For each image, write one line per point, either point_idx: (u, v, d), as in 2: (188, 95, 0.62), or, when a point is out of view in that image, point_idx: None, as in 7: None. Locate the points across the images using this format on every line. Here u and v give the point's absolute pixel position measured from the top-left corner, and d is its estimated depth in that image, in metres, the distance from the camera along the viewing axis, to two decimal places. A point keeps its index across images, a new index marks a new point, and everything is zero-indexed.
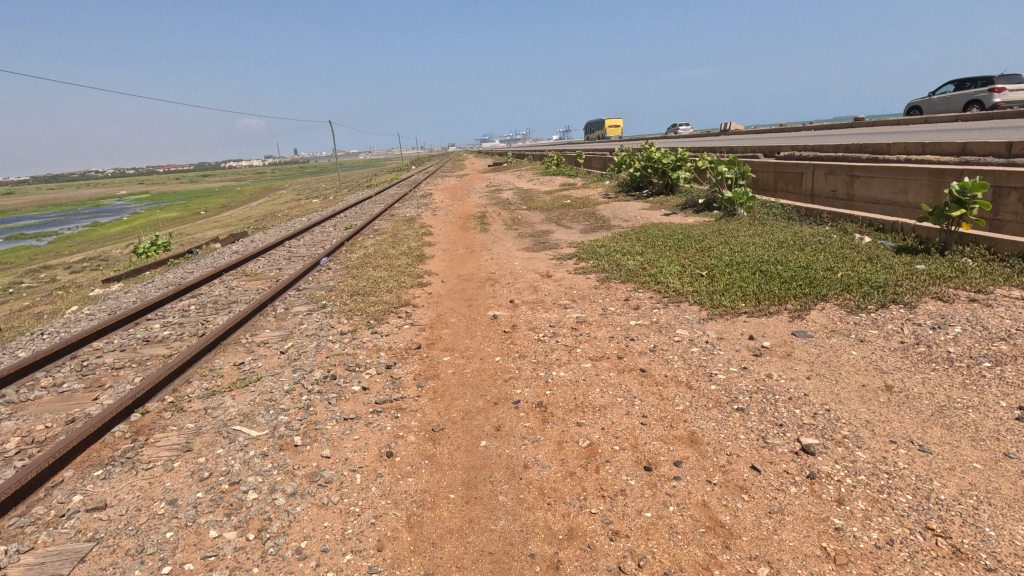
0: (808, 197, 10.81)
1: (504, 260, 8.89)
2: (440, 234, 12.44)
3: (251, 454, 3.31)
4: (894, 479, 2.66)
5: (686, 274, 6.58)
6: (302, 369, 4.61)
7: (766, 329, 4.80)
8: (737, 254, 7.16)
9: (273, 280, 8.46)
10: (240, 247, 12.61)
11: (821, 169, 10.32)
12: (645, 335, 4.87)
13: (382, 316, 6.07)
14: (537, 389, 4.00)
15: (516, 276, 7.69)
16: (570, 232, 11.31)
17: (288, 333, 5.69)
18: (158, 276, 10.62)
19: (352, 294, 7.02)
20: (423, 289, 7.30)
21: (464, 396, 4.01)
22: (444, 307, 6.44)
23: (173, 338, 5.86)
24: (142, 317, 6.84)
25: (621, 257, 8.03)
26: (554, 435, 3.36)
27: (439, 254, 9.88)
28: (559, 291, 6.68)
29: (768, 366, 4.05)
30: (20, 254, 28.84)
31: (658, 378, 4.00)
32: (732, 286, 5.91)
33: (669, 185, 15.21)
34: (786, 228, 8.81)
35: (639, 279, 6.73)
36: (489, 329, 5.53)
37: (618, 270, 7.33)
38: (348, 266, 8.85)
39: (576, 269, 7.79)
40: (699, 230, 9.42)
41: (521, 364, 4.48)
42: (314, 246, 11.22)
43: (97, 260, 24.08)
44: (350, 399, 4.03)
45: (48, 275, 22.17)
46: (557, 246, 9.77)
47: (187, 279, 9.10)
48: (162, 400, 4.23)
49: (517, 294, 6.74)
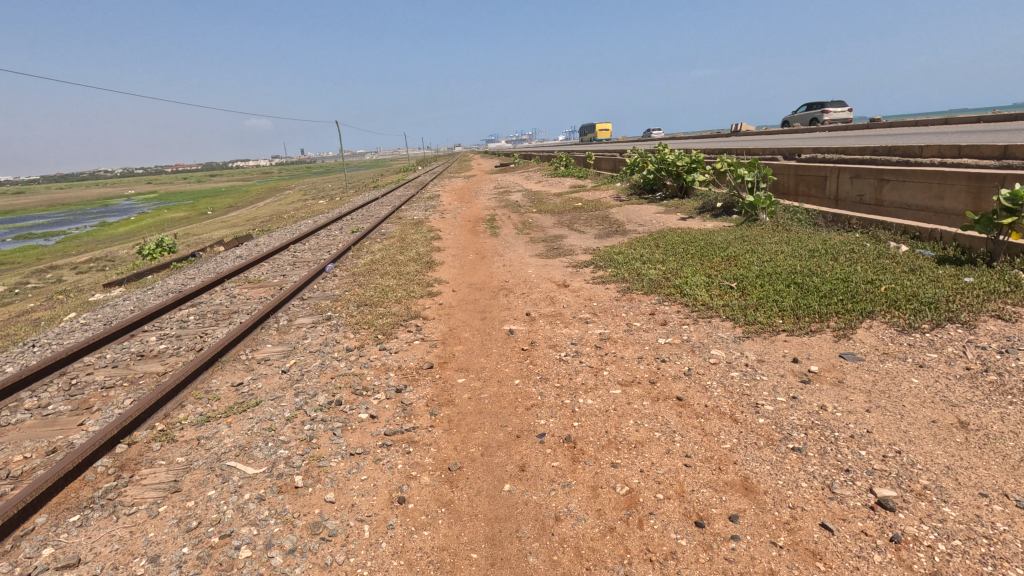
0: (832, 202, 10.38)
1: (518, 267, 8.55)
2: (449, 238, 12.11)
3: (246, 498, 2.95)
4: (996, 546, 2.25)
5: (713, 285, 6.18)
6: (305, 392, 4.24)
7: (811, 350, 4.39)
8: (767, 264, 6.75)
9: (277, 287, 8.12)
10: (244, 250, 12.31)
11: (847, 172, 9.89)
12: (677, 356, 4.49)
13: (391, 330, 5.70)
14: (563, 420, 3.62)
15: (531, 285, 7.34)
16: (584, 237, 10.92)
17: (290, 348, 5.34)
18: (160, 281, 10.33)
19: (359, 304, 6.66)
20: (434, 299, 6.95)
21: (482, 427, 3.63)
22: (457, 319, 6.08)
23: (169, 353, 5.52)
24: (140, 328, 6.52)
25: (641, 265, 7.65)
26: (587, 479, 2.97)
27: (449, 260, 9.53)
28: (578, 303, 6.30)
29: (820, 395, 3.64)
30: (27, 254, 28.73)
31: (698, 408, 3.61)
32: (766, 299, 5.51)
33: (683, 188, 14.79)
34: (815, 235, 8.38)
35: (663, 289, 6.35)
36: (506, 346, 5.15)
37: (640, 279, 6.94)
38: (355, 273, 8.51)
39: (594, 278, 7.40)
40: (721, 236, 9.00)
41: (543, 388, 4.10)
42: (320, 251, 10.90)
43: (104, 261, 23.92)
44: (356, 430, 3.66)
45: (55, 276, 22.00)
46: (572, 252, 9.40)
47: (188, 286, 8.78)
48: (152, 427, 3.87)
49: (534, 305, 6.37)
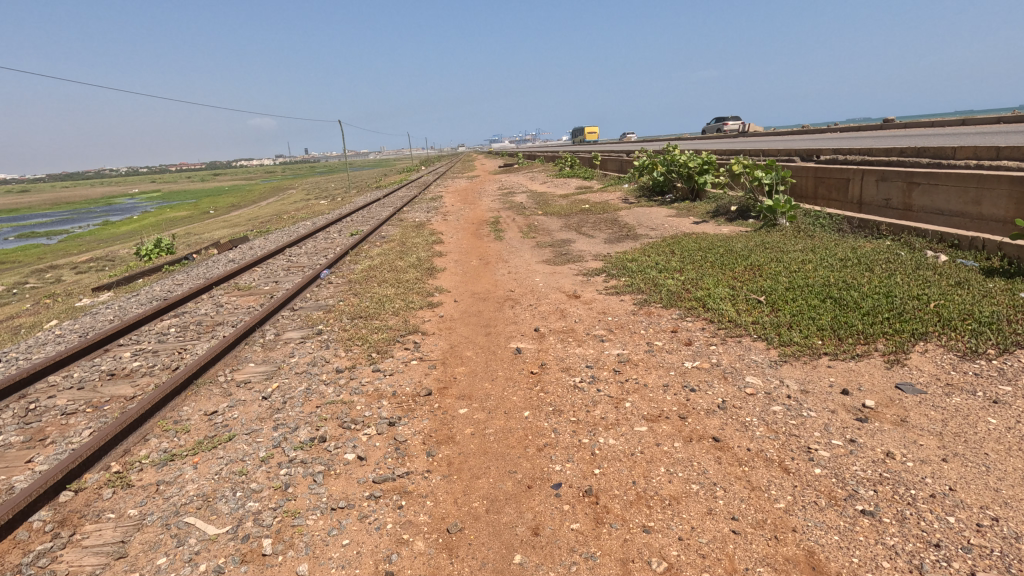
0: (855, 206, 9.85)
1: (524, 275, 8.02)
2: (451, 242, 11.56)
3: (203, 570, 2.44)
4: None
5: (740, 299, 5.67)
6: (286, 425, 3.73)
7: (862, 379, 3.85)
8: (795, 275, 6.23)
9: (268, 296, 7.63)
10: (237, 254, 11.81)
11: (873, 174, 9.36)
12: (707, 385, 3.97)
13: (387, 347, 5.20)
14: (582, 466, 3.10)
15: (538, 296, 6.81)
16: (593, 242, 10.37)
17: (275, 369, 4.83)
18: (147, 286, 9.84)
19: (353, 317, 6.16)
20: (434, 311, 6.43)
21: (487, 473, 3.12)
22: (459, 335, 5.56)
23: (142, 373, 5.02)
24: (115, 341, 6.03)
25: (657, 273, 7.13)
26: (614, 550, 2.46)
27: (452, 265, 9.04)
28: (591, 318, 5.77)
29: (882, 439, 3.11)
30: (26, 253, 28.26)
31: (739, 453, 3.10)
32: (801, 316, 5.00)
33: (694, 190, 14.25)
34: (842, 242, 7.83)
35: (685, 303, 5.84)
36: (513, 367, 4.64)
37: (657, 290, 6.43)
38: (351, 280, 8.01)
39: (607, 288, 6.90)
40: (740, 243, 8.46)
41: (557, 424, 3.58)
42: (315, 255, 10.40)
43: (103, 260, 23.56)
44: (341, 475, 3.15)
45: (51, 276, 21.57)
46: (581, 259, 8.86)
47: (174, 293, 8.28)
48: (107, 469, 3.36)
49: (543, 319, 5.85)
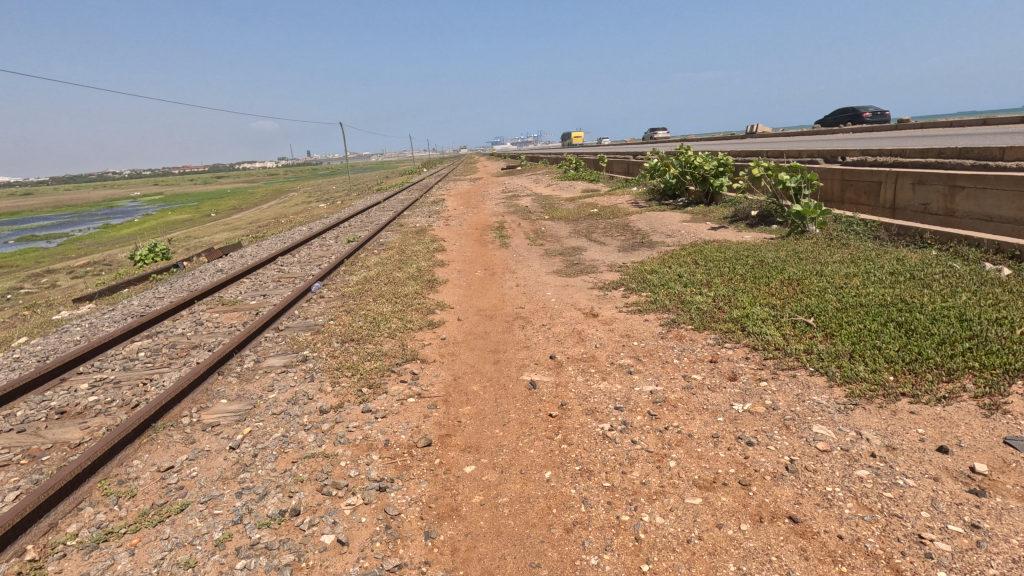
0: (888, 211, 9.16)
1: (534, 289, 7.33)
2: (454, 249, 10.86)
3: None
4: None
5: (784, 321, 4.99)
6: (252, 490, 3.04)
7: (959, 430, 3.14)
8: (842, 291, 5.54)
9: (252, 313, 6.93)
10: (227, 262, 11.14)
11: (908, 177, 8.68)
12: (766, 437, 3.26)
13: (380, 380, 4.50)
14: (624, 561, 2.41)
15: (551, 314, 6.12)
16: (606, 250, 9.68)
17: (249, 408, 4.14)
18: (127, 299, 9.16)
19: (344, 340, 5.46)
20: (435, 333, 5.73)
21: (502, 569, 2.42)
22: (463, 363, 4.86)
23: (96, 411, 4.32)
24: (75, 369, 5.34)
25: (683, 288, 6.45)
26: None
27: (454, 277, 8.35)
28: (613, 343, 5.07)
29: (1014, 522, 2.40)
30: (25, 256, 27.71)
31: (828, 542, 2.40)
32: (863, 342, 4.30)
33: (709, 193, 13.53)
34: (884, 253, 7.12)
35: (720, 325, 5.17)
36: (527, 407, 3.94)
37: (686, 308, 5.75)
38: (344, 294, 7.32)
39: (628, 305, 6.20)
40: (769, 252, 7.75)
41: (587, 493, 2.89)
42: (308, 265, 9.72)
43: (99, 265, 22.97)
44: (316, 569, 2.45)
45: (47, 281, 20.97)
46: (595, 269, 8.16)
47: (152, 308, 7.59)
48: (20, 557, 2.66)
49: (559, 344, 5.16)
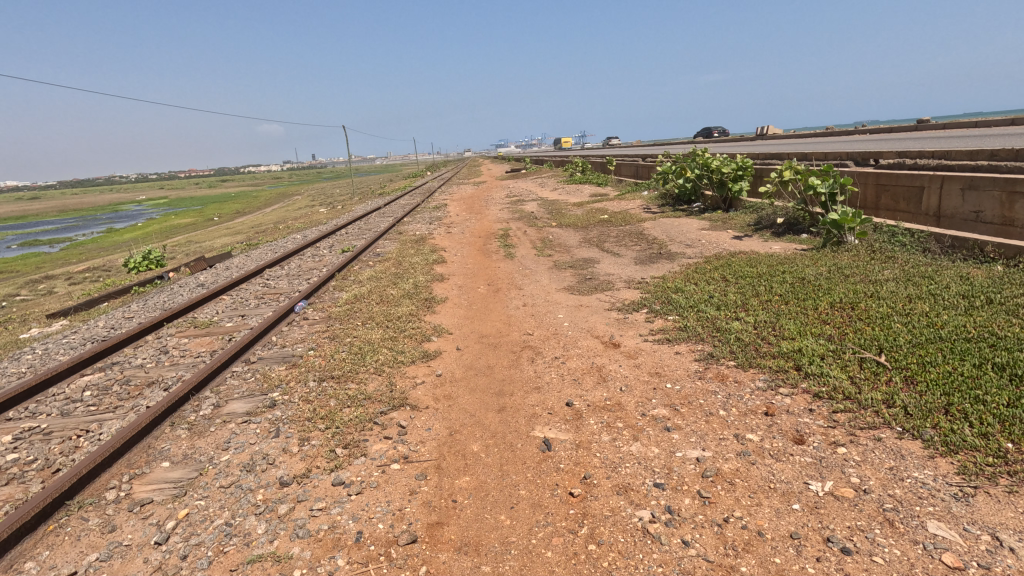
0: (932, 219, 8.32)
1: (544, 310, 6.50)
2: (455, 260, 10.06)
3: None
4: None
5: (847, 357, 4.13)
6: None
7: None
8: (910, 319, 4.66)
9: (224, 339, 6.13)
10: (211, 275, 10.38)
11: (957, 182, 7.83)
12: (867, 541, 2.41)
13: (360, 438, 3.68)
14: None
15: (564, 343, 5.29)
16: (622, 262, 8.82)
17: (193, 477, 3.32)
18: (98, 317, 8.39)
19: (322, 379, 4.64)
20: (430, 367, 4.91)
21: None
22: (462, 411, 4.04)
23: (7, 478, 3.51)
24: (5, 415, 4.53)
25: (715, 311, 5.62)
26: None
27: (454, 294, 7.55)
28: (641, 385, 4.23)
29: None
30: (28, 261, 27.31)
31: None
32: (957, 391, 3.44)
33: (727, 198, 12.65)
34: (942, 269, 6.25)
35: (768, 361, 4.34)
36: (539, 482, 3.11)
37: (723, 338, 4.91)
38: (330, 316, 6.52)
39: (653, 332, 5.38)
40: (807, 267, 6.89)
41: None
42: (295, 280, 8.92)
43: (100, 270, 22.42)
44: None
45: (45, 287, 20.30)
46: (612, 286, 7.31)
47: (117, 331, 6.82)
48: None
49: (575, 385, 4.33)
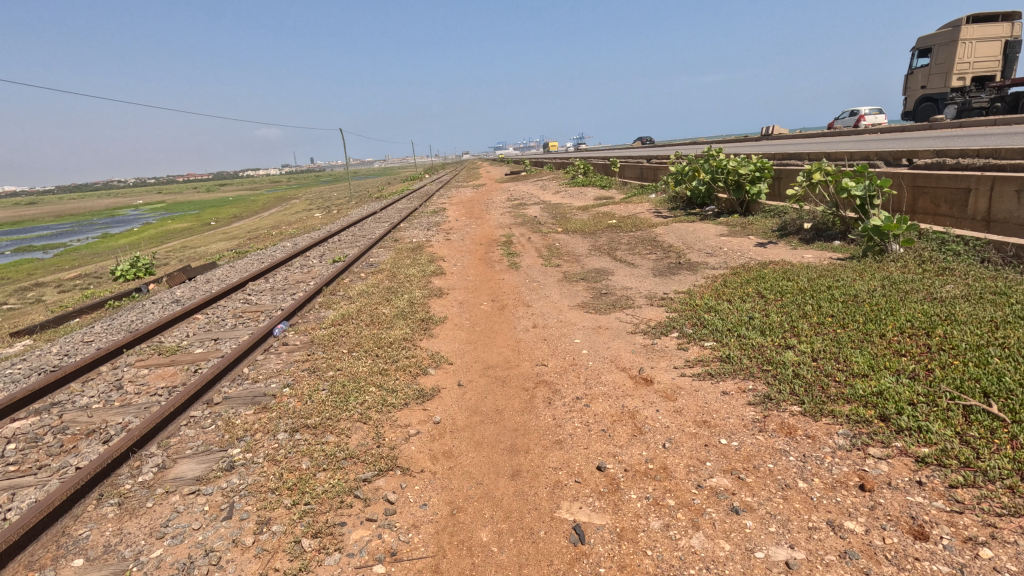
0: (981, 224, 7.51)
1: (557, 333, 5.67)
2: (455, 271, 9.24)
3: None
4: None
5: (946, 406, 3.29)
6: None
7: None
8: (1010, 352, 3.81)
9: (187, 370, 5.28)
10: (191, 288, 9.56)
11: (1011, 183, 7.04)
12: None
13: (335, 521, 2.85)
14: None
15: (586, 378, 4.46)
16: (639, 274, 7.98)
17: None
18: (59, 339, 7.56)
19: (294, 430, 3.80)
20: (425, 412, 4.07)
21: None
22: (465, 478, 3.21)
23: None
24: None
25: (761, 337, 4.78)
26: None
27: (455, 312, 6.72)
28: (688, 440, 3.40)
29: None
30: (20, 266, 26.50)
31: None
32: None
33: (744, 202, 11.83)
34: (1015, 284, 5.43)
35: (842, 407, 3.50)
36: None
37: (778, 373, 4.07)
38: (311, 342, 5.67)
39: (690, 363, 4.54)
40: (856, 281, 6.06)
41: None
42: (279, 295, 8.09)
43: (92, 277, 21.67)
44: None
45: (33, 296, 19.45)
46: (632, 303, 6.48)
47: (72, 359, 6.00)
48: None
49: (606, 439, 3.50)
